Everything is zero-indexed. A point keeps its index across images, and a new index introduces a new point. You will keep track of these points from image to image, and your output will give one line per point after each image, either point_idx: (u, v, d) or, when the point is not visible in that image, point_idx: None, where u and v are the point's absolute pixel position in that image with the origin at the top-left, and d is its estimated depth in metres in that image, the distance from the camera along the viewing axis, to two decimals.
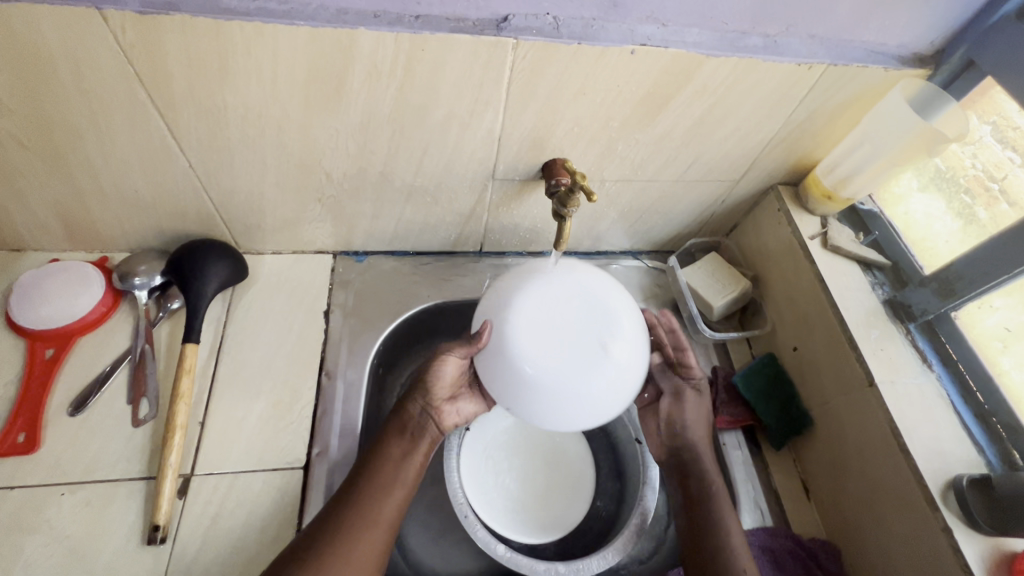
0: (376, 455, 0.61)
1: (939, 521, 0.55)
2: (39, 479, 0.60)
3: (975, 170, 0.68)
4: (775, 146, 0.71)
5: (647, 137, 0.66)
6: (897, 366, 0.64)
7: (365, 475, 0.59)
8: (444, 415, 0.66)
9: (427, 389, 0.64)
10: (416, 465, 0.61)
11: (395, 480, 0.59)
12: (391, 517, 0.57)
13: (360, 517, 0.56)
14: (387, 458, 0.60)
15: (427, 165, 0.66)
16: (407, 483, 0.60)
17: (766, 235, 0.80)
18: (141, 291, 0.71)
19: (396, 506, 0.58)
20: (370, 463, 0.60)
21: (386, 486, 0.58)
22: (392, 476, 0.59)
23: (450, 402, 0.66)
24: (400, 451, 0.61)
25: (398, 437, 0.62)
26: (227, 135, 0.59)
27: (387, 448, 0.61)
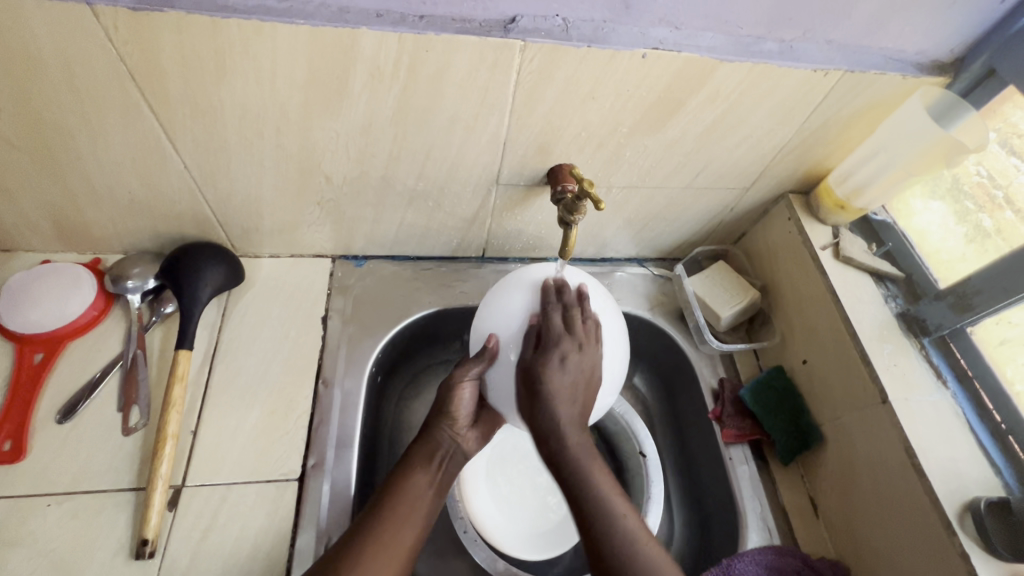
0: (395, 483, 0.58)
1: (956, 546, 0.53)
2: (25, 489, 0.58)
3: (978, 177, 0.68)
4: (787, 154, 0.69)
5: (656, 144, 0.64)
6: (912, 382, 0.62)
7: (386, 500, 0.56)
8: (469, 444, 0.63)
9: (451, 417, 0.61)
10: (436, 497, 0.59)
11: (415, 513, 0.57)
12: (409, 550, 0.55)
13: (380, 549, 0.53)
14: (408, 488, 0.58)
15: (430, 169, 0.65)
16: (426, 516, 0.58)
17: (775, 245, 0.78)
18: (134, 294, 0.69)
19: (415, 539, 0.56)
20: (389, 492, 0.57)
21: (405, 516, 0.56)
22: (411, 506, 0.57)
23: (474, 428, 0.64)
24: (422, 482, 0.59)
25: (421, 468, 0.60)
26: (223, 137, 0.58)
27: (410, 480, 0.58)
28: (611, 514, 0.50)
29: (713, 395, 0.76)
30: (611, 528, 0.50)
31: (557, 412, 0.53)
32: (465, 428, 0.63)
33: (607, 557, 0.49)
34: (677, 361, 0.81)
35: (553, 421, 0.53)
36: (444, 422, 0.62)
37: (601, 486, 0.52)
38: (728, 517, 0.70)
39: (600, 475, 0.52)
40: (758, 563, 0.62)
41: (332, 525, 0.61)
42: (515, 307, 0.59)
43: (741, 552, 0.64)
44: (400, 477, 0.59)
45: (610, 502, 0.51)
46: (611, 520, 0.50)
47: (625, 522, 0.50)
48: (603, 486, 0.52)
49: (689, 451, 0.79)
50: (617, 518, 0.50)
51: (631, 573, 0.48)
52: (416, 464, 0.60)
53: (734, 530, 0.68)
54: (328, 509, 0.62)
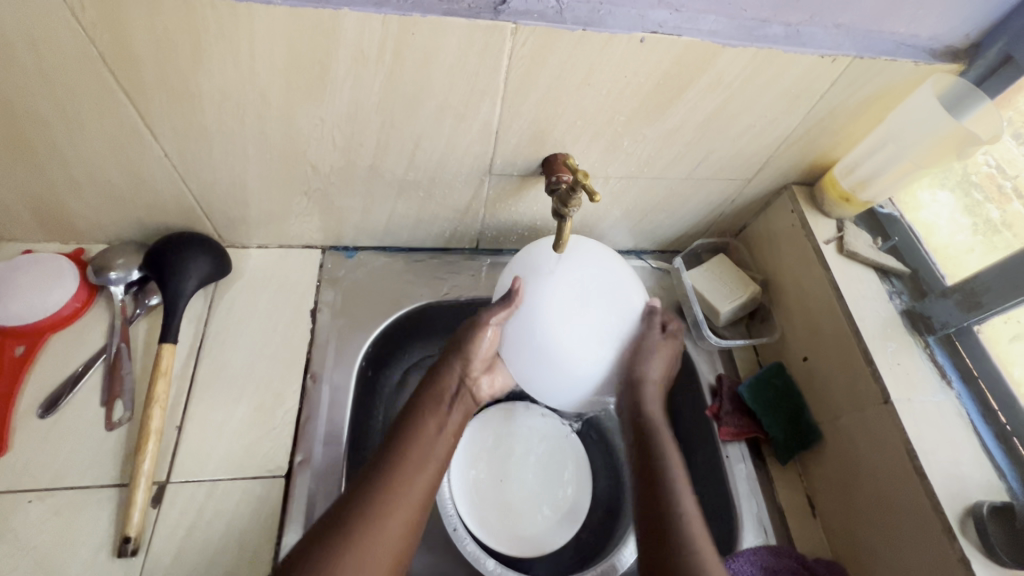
0: (409, 432, 0.58)
1: (956, 552, 0.51)
2: (6, 485, 0.57)
3: (988, 167, 0.67)
4: (792, 144, 0.66)
5: (655, 133, 0.62)
6: (915, 381, 0.60)
7: (403, 454, 0.56)
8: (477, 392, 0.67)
9: (467, 359, 0.63)
10: (448, 440, 0.61)
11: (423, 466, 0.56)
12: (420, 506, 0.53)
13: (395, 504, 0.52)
14: (420, 430, 0.59)
15: (420, 158, 0.62)
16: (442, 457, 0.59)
17: (778, 238, 0.76)
18: (118, 286, 0.67)
19: (423, 502, 0.54)
20: (397, 442, 0.57)
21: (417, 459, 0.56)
22: (425, 453, 0.57)
23: (485, 374, 0.67)
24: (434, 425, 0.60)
25: (433, 410, 0.61)
26: (203, 122, 0.55)
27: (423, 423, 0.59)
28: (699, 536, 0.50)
29: (711, 391, 0.74)
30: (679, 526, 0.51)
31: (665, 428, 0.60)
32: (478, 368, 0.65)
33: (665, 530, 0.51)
34: None
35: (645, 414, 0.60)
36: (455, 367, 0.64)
37: (688, 516, 0.52)
38: (725, 516, 0.69)
39: (687, 505, 0.53)
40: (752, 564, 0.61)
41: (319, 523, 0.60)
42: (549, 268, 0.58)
43: (735, 553, 0.62)
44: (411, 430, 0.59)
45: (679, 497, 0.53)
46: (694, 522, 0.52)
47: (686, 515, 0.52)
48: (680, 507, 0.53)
49: (685, 447, 0.77)
50: (678, 507, 0.53)
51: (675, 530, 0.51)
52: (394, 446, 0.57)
53: (730, 529, 0.67)
54: (316, 507, 0.60)
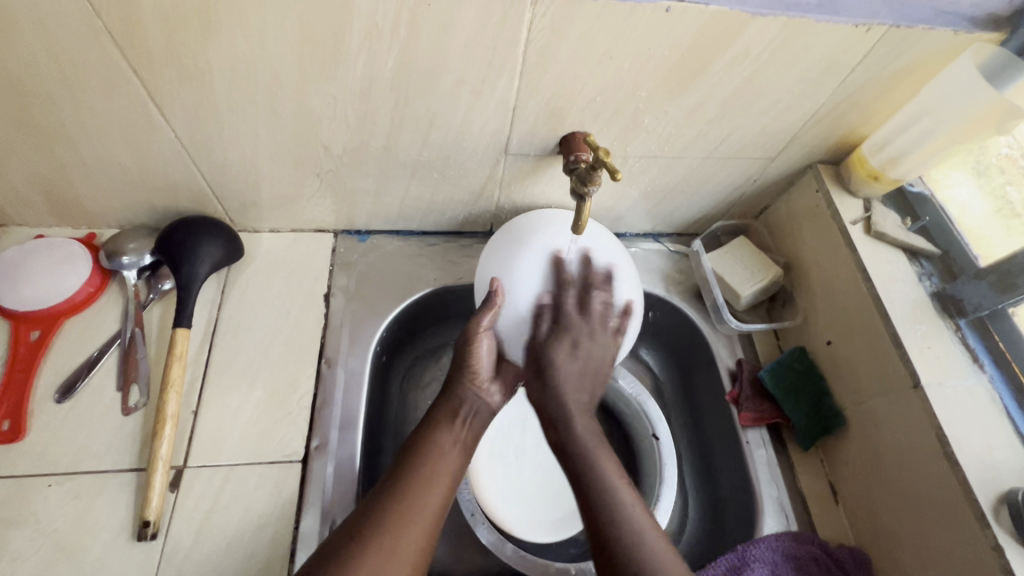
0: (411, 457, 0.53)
1: (988, 539, 0.50)
2: (25, 469, 0.57)
3: (1007, 148, 0.69)
4: (819, 120, 0.64)
5: (677, 109, 0.60)
6: (946, 366, 0.59)
7: (408, 480, 0.51)
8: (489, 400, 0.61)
9: (472, 370, 0.60)
10: (464, 451, 0.57)
11: (428, 496, 0.51)
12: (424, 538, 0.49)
13: (399, 536, 0.47)
14: (432, 444, 0.55)
15: (435, 138, 0.61)
16: (454, 472, 0.54)
17: (801, 219, 0.74)
18: (131, 271, 0.67)
19: (435, 519, 0.50)
20: (411, 452, 0.54)
21: (432, 474, 0.52)
22: (434, 475, 0.52)
23: (495, 381, 0.62)
24: (441, 445, 0.55)
25: (446, 424, 0.57)
26: (212, 101, 0.54)
27: (428, 448, 0.54)
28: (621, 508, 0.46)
29: (731, 376, 0.73)
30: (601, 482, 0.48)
31: (562, 390, 0.52)
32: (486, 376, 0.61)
33: (594, 502, 0.47)
34: (694, 340, 0.78)
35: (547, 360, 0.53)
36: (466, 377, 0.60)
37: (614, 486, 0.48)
38: (744, 502, 0.68)
39: (613, 475, 0.48)
40: (774, 550, 0.60)
41: (337, 508, 0.59)
42: (522, 258, 0.60)
43: (756, 539, 0.62)
44: (425, 440, 0.55)
45: (598, 455, 0.49)
46: (606, 487, 0.47)
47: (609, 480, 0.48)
48: (616, 484, 0.48)
49: (703, 433, 0.76)
50: (608, 485, 0.48)
51: (612, 517, 0.46)
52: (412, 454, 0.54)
53: (750, 515, 0.66)
54: (333, 492, 0.60)
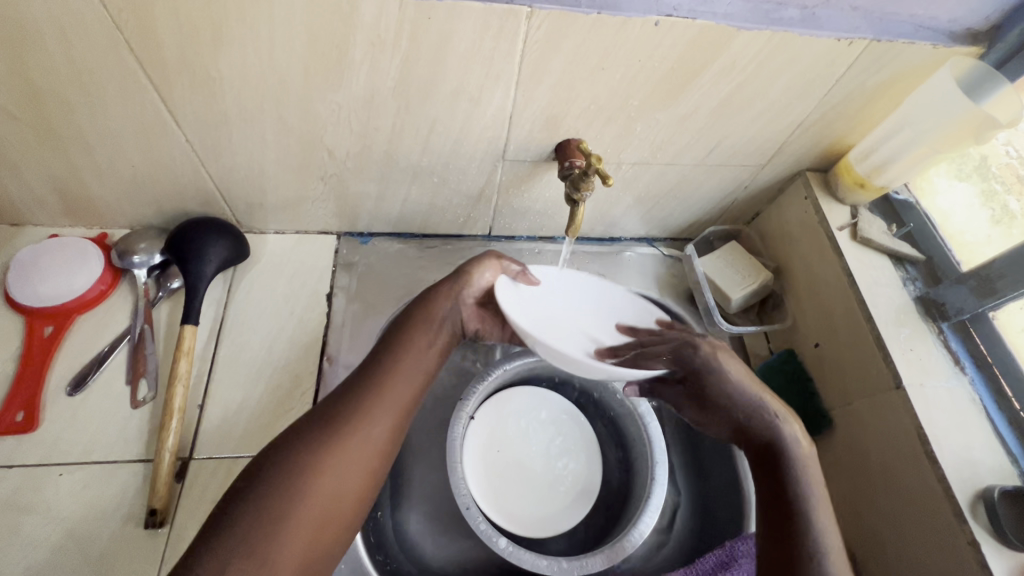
0: (378, 380, 0.54)
1: (966, 534, 0.52)
2: (38, 458, 0.59)
3: (1008, 157, 0.70)
4: (807, 129, 0.66)
5: (667, 118, 0.62)
6: (928, 368, 0.60)
7: (350, 409, 0.52)
8: (463, 318, 0.62)
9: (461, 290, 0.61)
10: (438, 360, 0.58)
11: (390, 425, 0.53)
12: (381, 457, 0.52)
13: (353, 459, 0.50)
14: (399, 370, 0.55)
15: (435, 144, 0.63)
16: (415, 391, 0.56)
17: (791, 225, 0.76)
18: (141, 269, 0.69)
19: (376, 450, 0.52)
20: (378, 371, 0.54)
21: (384, 403, 0.53)
22: (398, 397, 0.54)
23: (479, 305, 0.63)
24: (409, 372, 0.56)
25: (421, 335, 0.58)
26: (222, 107, 0.56)
27: (395, 373, 0.55)
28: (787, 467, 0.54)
29: None
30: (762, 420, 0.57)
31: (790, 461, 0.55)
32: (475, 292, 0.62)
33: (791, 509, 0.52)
34: None
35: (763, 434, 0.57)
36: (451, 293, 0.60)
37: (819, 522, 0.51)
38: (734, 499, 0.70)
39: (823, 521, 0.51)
40: None
41: None
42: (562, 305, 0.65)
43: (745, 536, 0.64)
44: (390, 366, 0.55)
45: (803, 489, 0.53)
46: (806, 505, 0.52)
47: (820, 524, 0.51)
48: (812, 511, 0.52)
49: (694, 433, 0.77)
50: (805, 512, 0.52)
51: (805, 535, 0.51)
52: (367, 382, 0.54)
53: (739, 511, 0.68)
54: None
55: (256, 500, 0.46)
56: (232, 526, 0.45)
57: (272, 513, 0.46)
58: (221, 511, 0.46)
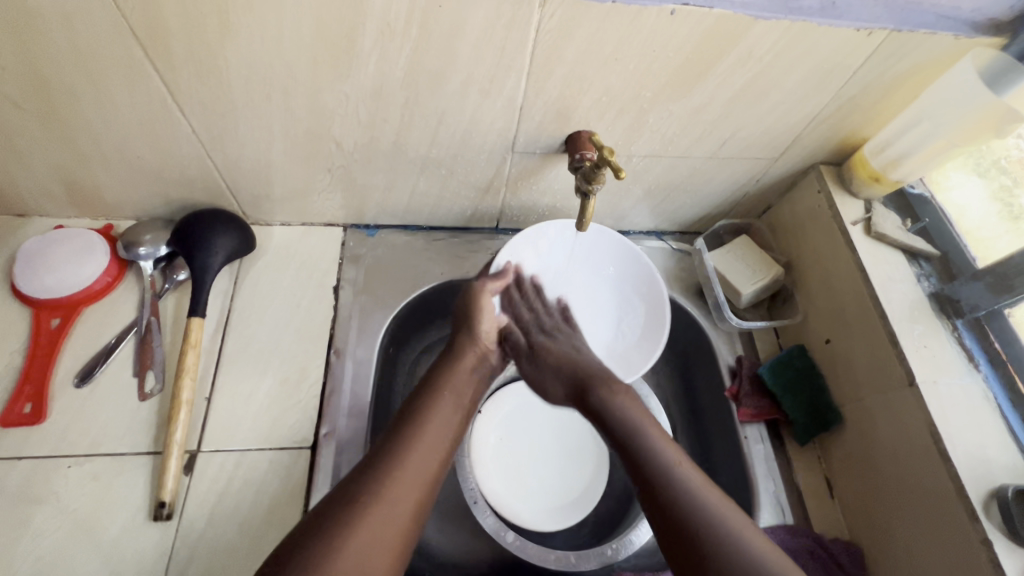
0: (409, 431, 0.56)
1: (978, 533, 0.51)
2: (46, 450, 0.59)
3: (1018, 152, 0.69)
4: (822, 122, 0.65)
5: (680, 109, 0.61)
6: (942, 365, 0.60)
7: (390, 455, 0.54)
8: (488, 363, 0.69)
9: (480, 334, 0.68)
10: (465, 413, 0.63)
11: (422, 472, 0.54)
12: (415, 512, 0.52)
13: (389, 510, 0.50)
14: (430, 416, 0.59)
15: (443, 135, 0.62)
16: (451, 434, 0.60)
17: (802, 219, 0.75)
18: (147, 261, 0.69)
19: (421, 492, 0.53)
20: (410, 417, 0.58)
21: (422, 445, 0.56)
22: (434, 443, 0.57)
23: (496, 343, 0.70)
24: (439, 422, 0.59)
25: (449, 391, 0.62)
26: (229, 98, 0.56)
27: (425, 421, 0.58)
28: (697, 495, 0.53)
29: (730, 372, 0.74)
30: (643, 442, 0.58)
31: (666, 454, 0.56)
32: (488, 338, 0.69)
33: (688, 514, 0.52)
34: (695, 337, 0.80)
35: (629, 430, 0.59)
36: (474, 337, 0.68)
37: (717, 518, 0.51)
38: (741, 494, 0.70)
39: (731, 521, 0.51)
40: None
41: None
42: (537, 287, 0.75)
43: None
44: (421, 413, 0.59)
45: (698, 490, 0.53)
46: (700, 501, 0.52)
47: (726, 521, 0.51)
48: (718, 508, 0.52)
49: (703, 428, 0.77)
50: (711, 513, 0.51)
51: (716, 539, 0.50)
52: (403, 430, 0.57)
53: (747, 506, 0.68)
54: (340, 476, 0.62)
55: (303, 558, 0.45)
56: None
57: (312, 565, 0.45)
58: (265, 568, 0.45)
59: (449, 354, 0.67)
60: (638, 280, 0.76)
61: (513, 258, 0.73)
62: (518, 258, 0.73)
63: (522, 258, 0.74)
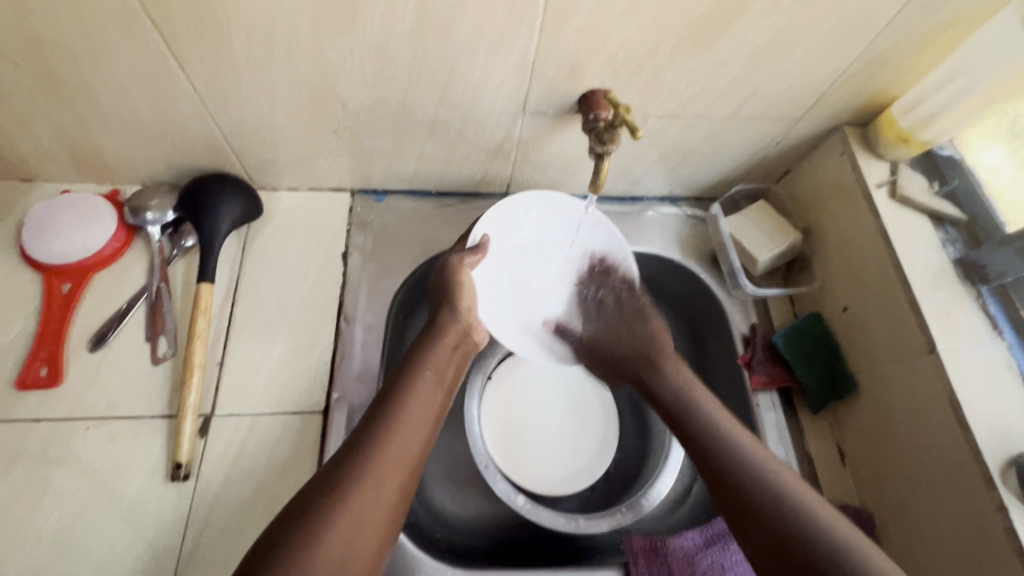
0: (390, 415, 0.55)
1: (993, 500, 0.51)
2: (63, 413, 0.60)
3: None
4: (849, 79, 0.62)
5: (700, 65, 0.58)
6: (964, 332, 0.58)
7: (372, 439, 0.52)
8: (472, 340, 0.66)
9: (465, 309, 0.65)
10: (443, 387, 0.60)
11: (405, 455, 0.53)
12: (398, 498, 0.51)
13: (371, 499, 0.49)
14: (410, 397, 0.57)
15: (452, 94, 0.60)
16: (432, 412, 0.58)
17: (823, 183, 0.72)
18: (154, 227, 0.68)
19: (407, 474, 0.53)
20: (389, 398, 0.56)
21: (402, 426, 0.54)
22: (415, 425, 0.55)
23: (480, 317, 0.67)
24: (421, 404, 0.57)
25: (432, 368, 0.60)
26: (231, 55, 0.54)
27: (406, 403, 0.56)
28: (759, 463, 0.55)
29: (744, 341, 0.73)
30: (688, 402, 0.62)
31: (707, 408, 0.61)
32: (469, 313, 0.65)
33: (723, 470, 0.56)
34: (708, 305, 0.78)
35: (675, 403, 0.63)
36: (455, 312, 0.64)
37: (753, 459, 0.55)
38: None
39: (772, 462, 0.55)
40: None
41: None
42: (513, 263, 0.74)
43: None
44: (402, 392, 0.57)
45: (733, 436, 0.58)
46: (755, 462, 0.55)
47: (758, 461, 0.55)
48: (753, 457, 0.56)
49: (714, 396, 0.77)
50: (746, 463, 0.55)
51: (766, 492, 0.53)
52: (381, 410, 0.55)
53: None
54: (351, 439, 0.62)
55: (288, 546, 0.45)
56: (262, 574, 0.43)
57: (297, 553, 0.44)
58: (251, 557, 0.45)
59: (430, 331, 0.64)
60: (607, 266, 0.73)
61: (490, 231, 0.70)
62: (496, 232, 0.71)
63: (501, 229, 0.71)
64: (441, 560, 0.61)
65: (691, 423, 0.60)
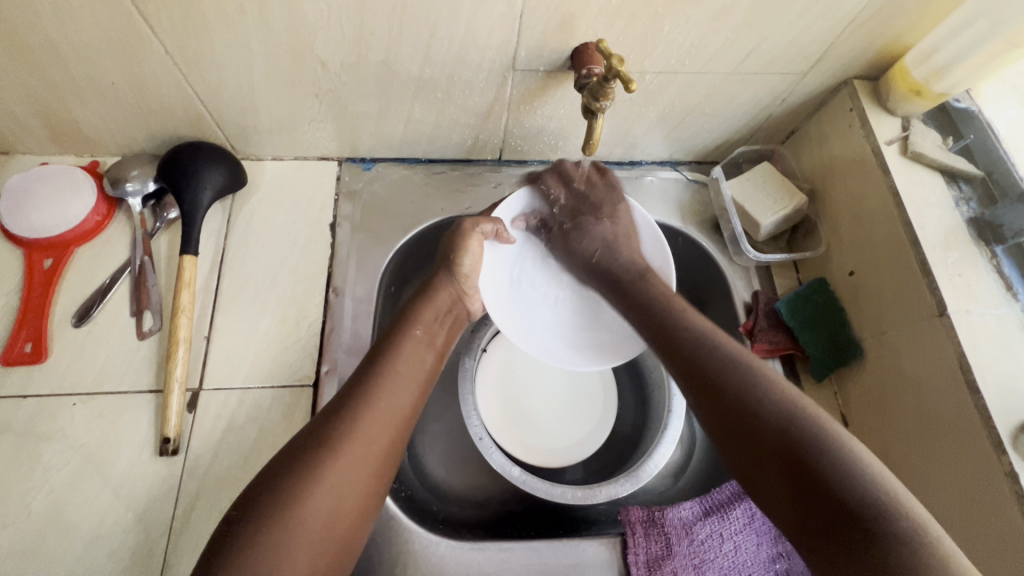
0: (379, 371, 0.53)
1: (1004, 466, 0.49)
2: (49, 389, 0.59)
3: None
4: (860, 27, 0.58)
5: (699, 14, 0.54)
6: (976, 294, 0.56)
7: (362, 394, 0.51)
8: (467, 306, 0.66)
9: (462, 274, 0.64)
10: (437, 353, 0.59)
11: (396, 412, 0.51)
12: (389, 454, 0.50)
13: (364, 451, 0.48)
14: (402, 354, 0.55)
15: (437, 51, 0.57)
16: (426, 370, 0.56)
17: (832, 141, 0.69)
18: (135, 198, 0.66)
19: (397, 431, 0.51)
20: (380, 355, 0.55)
21: (392, 380, 0.53)
22: (407, 381, 0.53)
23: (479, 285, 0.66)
24: (411, 362, 0.55)
25: (424, 328, 0.59)
26: (199, 10, 0.51)
27: (396, 362, 0.54)
28: (801, 409, 0.47)
29: (746, 309, 0.71)
30: (701, 347, 0.54)
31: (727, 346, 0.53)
32: (466, 279, 0.65)
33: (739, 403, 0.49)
34: (709, 272, 0.76)
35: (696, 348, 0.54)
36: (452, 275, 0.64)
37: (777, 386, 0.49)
38: None
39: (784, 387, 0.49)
40: None
41: None
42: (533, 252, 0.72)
43: None
44: (394, 349, 0.55)
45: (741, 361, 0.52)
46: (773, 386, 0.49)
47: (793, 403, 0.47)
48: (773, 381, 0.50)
49: None
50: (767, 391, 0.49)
51: (791, 422, 0.46)
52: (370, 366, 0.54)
53: None
54: None
55: (270, 499, 0.44)
56: (248, 524, 0.43)
57: (282, 508, 0.43)
58: (235, 512, 0.44)
59: (426, 291, 0.63)
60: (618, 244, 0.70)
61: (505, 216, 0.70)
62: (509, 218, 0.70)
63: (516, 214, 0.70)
64: (434, 531, 0.60)
65: (725, 374, 0.51)
